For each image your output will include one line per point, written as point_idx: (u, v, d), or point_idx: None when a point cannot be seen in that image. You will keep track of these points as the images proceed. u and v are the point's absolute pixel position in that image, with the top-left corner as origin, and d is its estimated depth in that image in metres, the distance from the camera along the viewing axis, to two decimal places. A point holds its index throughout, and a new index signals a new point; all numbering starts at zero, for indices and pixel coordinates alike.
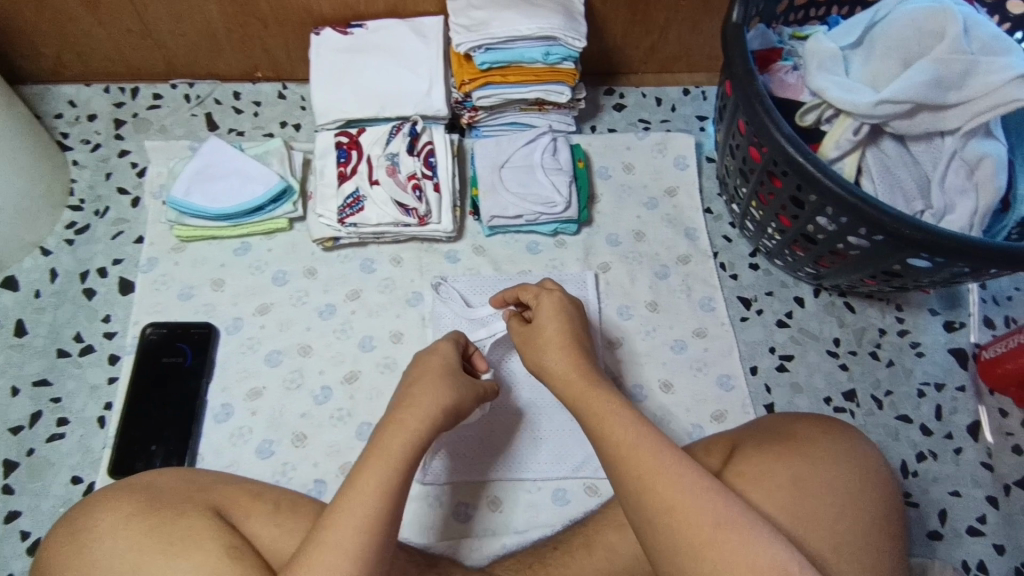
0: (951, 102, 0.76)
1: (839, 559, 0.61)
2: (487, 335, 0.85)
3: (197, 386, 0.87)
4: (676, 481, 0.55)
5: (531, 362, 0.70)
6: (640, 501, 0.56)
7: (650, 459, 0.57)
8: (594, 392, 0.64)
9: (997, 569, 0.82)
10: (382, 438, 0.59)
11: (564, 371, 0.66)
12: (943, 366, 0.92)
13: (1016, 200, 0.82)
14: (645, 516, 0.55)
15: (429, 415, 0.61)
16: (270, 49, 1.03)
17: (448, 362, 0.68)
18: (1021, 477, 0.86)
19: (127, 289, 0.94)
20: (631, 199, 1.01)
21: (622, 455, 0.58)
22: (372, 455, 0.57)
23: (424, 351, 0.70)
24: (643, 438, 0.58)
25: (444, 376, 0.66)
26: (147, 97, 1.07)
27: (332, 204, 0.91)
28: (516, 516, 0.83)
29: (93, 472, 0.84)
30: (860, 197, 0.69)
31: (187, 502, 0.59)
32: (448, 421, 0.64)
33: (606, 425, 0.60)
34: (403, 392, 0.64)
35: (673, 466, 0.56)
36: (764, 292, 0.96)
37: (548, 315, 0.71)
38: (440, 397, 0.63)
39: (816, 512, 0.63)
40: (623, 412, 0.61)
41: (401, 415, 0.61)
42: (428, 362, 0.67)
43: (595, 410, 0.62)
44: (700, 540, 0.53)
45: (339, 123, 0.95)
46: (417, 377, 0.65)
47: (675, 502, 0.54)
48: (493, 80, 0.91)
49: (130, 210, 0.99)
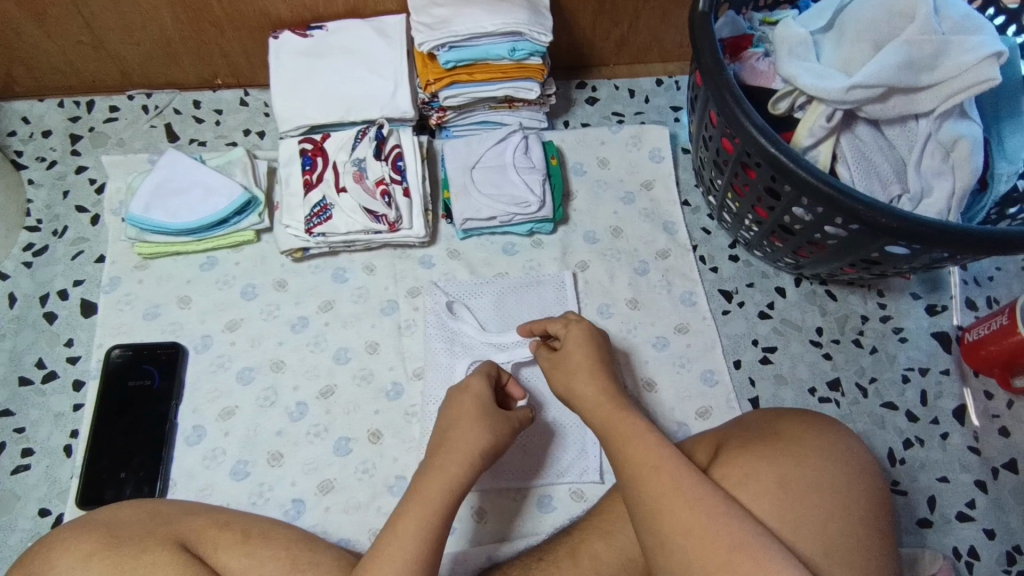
0: (924, 84, 0.75)
1: (827, 561, 0.60)
2: (508, 360, 0.87)
3: (166, 408, 0.84)
4: (696, 506, 0.58)
5: (563, 389, 0.73)
6: (657, 521, 0.58)
7: (671, 483, 0.59)
8: (622, 415, 0.66)
9: (988, 554, 0.81)
10: (423, 482, 0.62)
11: (594, 398, 0.69)
12: (926, 351, 0.91)
13: (993, 179, 0.81)
14: (661, 536, 0.58)
15: (468, 458, 0.64)
16: (228, 55, 0.99)
17: (480, 399, 0.69)
18: (1008, 459, 0.86)
19: (89, 311, 0.91)
20: (607, 195, 0.99)
21: (644, 478, 0.60)
22: (412, 500, 0.60)
23: (455, 390, 0.71)
24: (666, 461, 0.61)
25: (480, 417, 0.67)
26: (103, 110, 1.03)
27: (298, 214, 0.88)
28: (501, 527, 0.81)
29: (62, 503, 0.81)
30: (839, 190, 0.68)
31: (150, 537, 0.57)
32: (487, 461, 0.66)
33: (630, 447, 0.63)
34: (442, 435, 0.66)
35: (689, 488, 0.59)
36: (745, 284, 0.95)
37: (577, 345, 0.73)
38: (477, 441, 0.65)
39: (805, 514, 0.62)
40: (647, 436, 0.63)
41: (441, 460, 0.63)
42: (462, 402, 0.69)
43: (624, 433, 0.64)
44: (714, 561, 0.55)
45: (303, 129, 0.91)
46: (454, 420, 0.67)
47: (691, 523, 0.57)
48: (459, 79, 0.89)
49: (89, 229, 0.95)
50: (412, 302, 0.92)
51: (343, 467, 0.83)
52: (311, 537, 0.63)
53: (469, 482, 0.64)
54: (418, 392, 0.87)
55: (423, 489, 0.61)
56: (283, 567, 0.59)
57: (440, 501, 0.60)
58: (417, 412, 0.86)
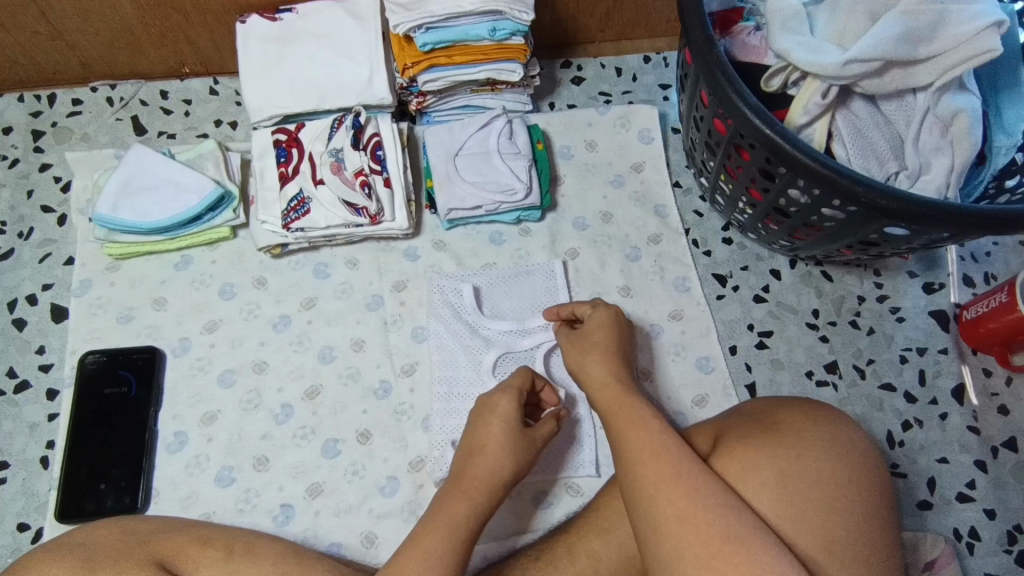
0: (922, 56, 0.72)
1: (827, 559, 0.59)
2: (532, 346, 0.86)
3: (145, 415, 0.81)
4: (693, 498, 0.56)
5: (574, 368, 0.72)
6: (652, 510, 0.56)
7: (670, 471, 0.57)
8: (627, 401, 0.65)
9: (988, 534, 0.80)
10: (445, 505, 0.63)
11: (602, 379, 0.68)
12: (924, 330, 0.90)
13: (992, 153, 0.79)
14: (655, 526, 0.56)
15: (490, 484, 0.65)
16: (194, 42, 0.94)
17: (507, 422, 0.69)
18: (1007, 437, 0.85)
19: (60, 317, 0.87)
20: (596, 178, 0.96)
21: (642, 467, 0.59)
22: (434, 521, 0.61)
23: (484, 410, 0.71)
24: (667, 449, 0.59)
25: (508, 445, 0.68)
26: (66, 104, 0.98)
27: (275, 209, 0.85)
28: (499, 524, 0.79)
29: (41, 517, 0.78)
30: (835, 169, 0.65)
31: (125, 559, 0.56)
32: (508, 488, 0.67)
33: (631, 436, 0.61)
34: (469, 461, 0.67)
35: (687, 476, 0.57)
36: (739, 267, 0.93)
37: (597, 332, 0.73)
38: (501, 470, 0.66)
39: (803, 507, 0.60)
40: (653, 423, 0.62)
41: (468, 487, 0.64)
42: (489, 425, 0.69)
43: (629, 421, 0.63)
44: (708, 552, 0.53)
45: (276, 119, 0.87)
46: (481, 445, 0.68)
47: (687, 512, 0.55)
48: (438, 62, 0.85)
49: (56, 230, 0.91)
50: (398, 297, 0.89)
51: (332, 470, 0.81)
52: (300, 548, 0.62)
53: (491, 510, 0.65)
54: (407, 390, 0.85)
55: (447, 513, 0.62)
56: None
57: (464, 527, 0.61)
58: (406, 411, 0.84)
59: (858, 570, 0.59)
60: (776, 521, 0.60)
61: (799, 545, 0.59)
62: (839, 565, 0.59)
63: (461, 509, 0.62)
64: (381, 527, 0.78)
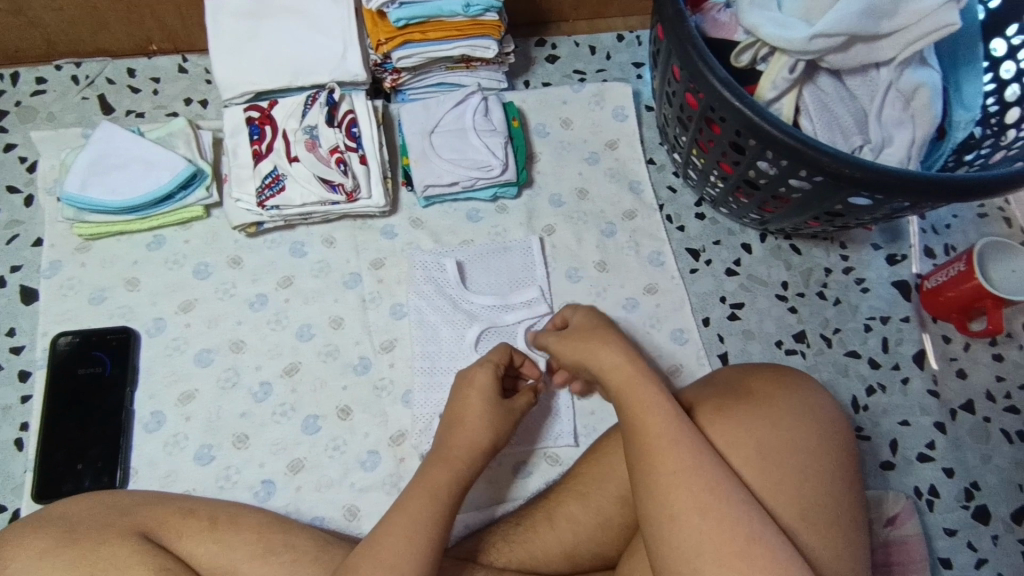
0: (884, 32, 0.73)
1: (802, 525, 0.61)
2: (515, 321, 0.87)
3: (121, 395, 0.81)
4: (708, 487, 0.56)
5: (575, 358, 0.70)
6: (665, 500, 0.57)
7: (685, 462, 0.57)
8: (639, 383, 0.63)
9: (947, 492, 0.84)
10: (427, 473, 0.64)
11: (615, 362, 0.65)
12: (887, 300, 0.93)
13: (951, 127, 0.82)
14: (670, 515, 0.56)
15: (470, 455, 0.66)
16: (162, 18, 0.92)
17: (484, 394, 0.71)
18: (965, 400, 0.88)
19: (30, 298, 0.86)
20: (572, 156, 0.97)
21: (657, 455, 0.58)
22: (418, 489, 0.62)
23: (461, 383, 0.72)
24: (682, 439, 0.59)
25: (485, 415, 0.69)
26: (30, 82, 0.95)
27: (249, 186, 0.84)
28: (478, 494, 0.81)
29: (17, 498, 0.78)
30: (833, 155, 0.66)
31: (108, 528, 0.56)
32: (488, 458, 0.69)
33: (643, 421, 0.60)
34: (450, 432, 0.68)
35: (702, 468, 0.57)
36: (711, 241, 0.95)
37: (583, 324, 0.72)
38: (478, 438, 0.67)
39: (786, 477, 0.62)
40: (667, 408, 0.60)
41: (453, 459, 0.65)
42: (467, 398, 0.70)
43: (640, 404, 0.61)
44: (727, 548, 0.54)
45: (248, 96, 0.86)
46: (461, 418, 0.69)
47: (705, 505, 0.56)
48: (412, 38, 0.84)
49: (23, 211, 0.89)
50: (376, 274, 0.89)
51: (312, 446, 0.81)
52: (281, 518, 0.63)
53: (472, 478, 0.66)
54: (386, 365, 0.85)
55: (430, 482, 0.63)
56: (256, 550, 0.59)
57: (446, 492, 0.62)
58: (386, 386, 0.84)
59: (833, 532, 0.62)
60: (760, 493, 0.62)
61: (781, 512, 0.61)
62: (814, 530, 0.61)
63: (447, 480, 0.63)
64: (363, 501, 0.79)
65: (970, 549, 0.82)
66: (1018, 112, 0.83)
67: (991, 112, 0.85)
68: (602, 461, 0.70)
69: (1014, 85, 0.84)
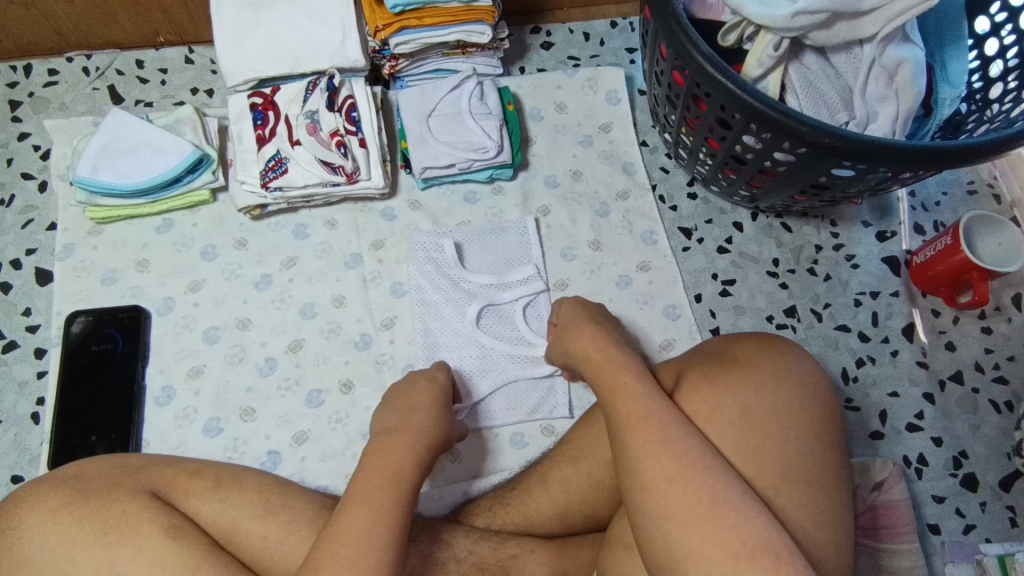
0: (866, 9, 0.75)
1: (784, 488, 0.62)
2: (513, 299, 0.90)
3: (132, 370, 0.84)
4: (680, 454, 0.58)
5: (564, 345, 0.74)
6: (638, 469, 0.58)
7: (657, 434, 0.59)
8: (615, 365, 0.66)
9: (935, 460, 0.86)
10: (379, 448, 0.63)
11: (591, 349, 0.69)
12: (877, 275, 0.95)
13: (936, 104, 0.84)
14: (643, 482, 0.57)
15: (421, 434, 0.66)
16: (169, 12, 0.96)
17: (435, 397, 0.72)
18: (954, 372, 0.90)
19: (46, 280, 0.89)
20: (566, 138, 0.99)
21: (631, 426, 0.60)
22: (373, 460, 0.61)
23: (406, 384, 0.73)
24: (654, 414, 0.60)
25: (434, 406, 0.70)
26: (42, 74, 0.99)
27: (253, 169, 0.87)
28: (472, 463, 0.83)
29: (34, 469, 0.81)
30: (808, 127, 0.68)
31: (118, 488, 0.59)
32: (440, 448, 0.68)
33: (618, 396, 0.63)
34: (398, 419, 0.67)
35: (675, 436, 0.59)
36: (703, 220, 0.97)
37: (570, 312, 0.77)
38: (424, 422, 0.67)
39: (766, 440, 0.63)
40: (640, 386, 0.63)
41: (401, 432, 0.65)
42: (416, 394, 0.71)
43: (617, 384, 0.64)
44: (696, 511, 0.55)
45: (251, 83, 0.89)
46: (412, 405, 0.69)
47: (675, 472, 0.57)
48: (408, 24, 0.87)
49: (38, 196, 0.93)
50: (376, 255, 0.92)
51: (316, 418, 0.84)
52: (281, 482, 0.66)
53: (428, 455, 0.65)
54: (387, 341, 0.88)
55: (390, 451, 0.62)
56: (256, 510, 0.63)
57: (404, 462, 0.61)
58: (387, 360, 0.87)
59: (812, 494, 0.63)
60: (741, 458, 0.63)
61: (758, 476, 0.62)
62: (796, 490, 0.62)
63: (403, 457, 0.62)
64: None
65: (958, 515, 0.84)
66: (1001, 88, 0.84)
67: (975, 89, 0.86)
68: (589, 431, 0.72)
69: (998, 61, 0.85)
